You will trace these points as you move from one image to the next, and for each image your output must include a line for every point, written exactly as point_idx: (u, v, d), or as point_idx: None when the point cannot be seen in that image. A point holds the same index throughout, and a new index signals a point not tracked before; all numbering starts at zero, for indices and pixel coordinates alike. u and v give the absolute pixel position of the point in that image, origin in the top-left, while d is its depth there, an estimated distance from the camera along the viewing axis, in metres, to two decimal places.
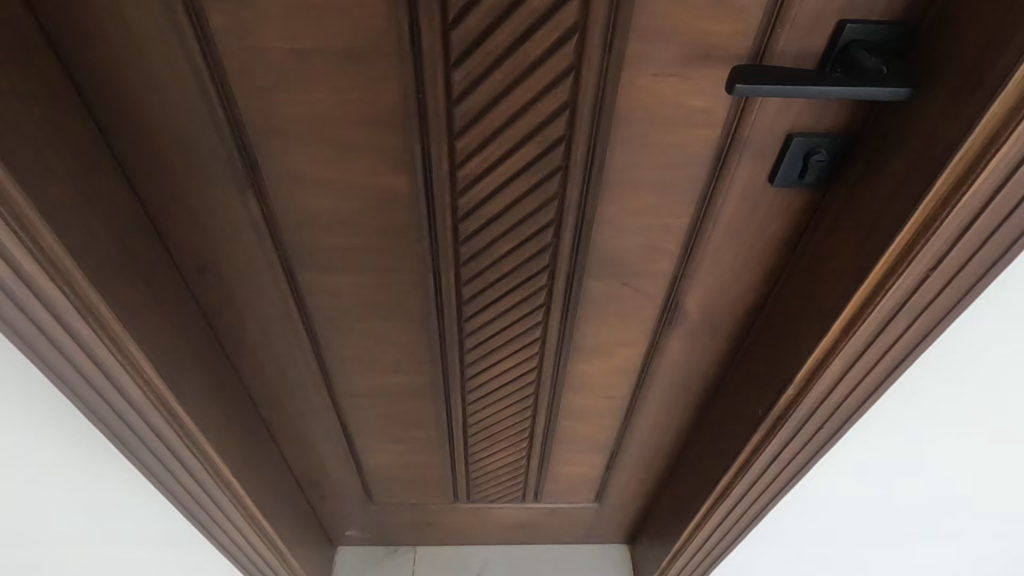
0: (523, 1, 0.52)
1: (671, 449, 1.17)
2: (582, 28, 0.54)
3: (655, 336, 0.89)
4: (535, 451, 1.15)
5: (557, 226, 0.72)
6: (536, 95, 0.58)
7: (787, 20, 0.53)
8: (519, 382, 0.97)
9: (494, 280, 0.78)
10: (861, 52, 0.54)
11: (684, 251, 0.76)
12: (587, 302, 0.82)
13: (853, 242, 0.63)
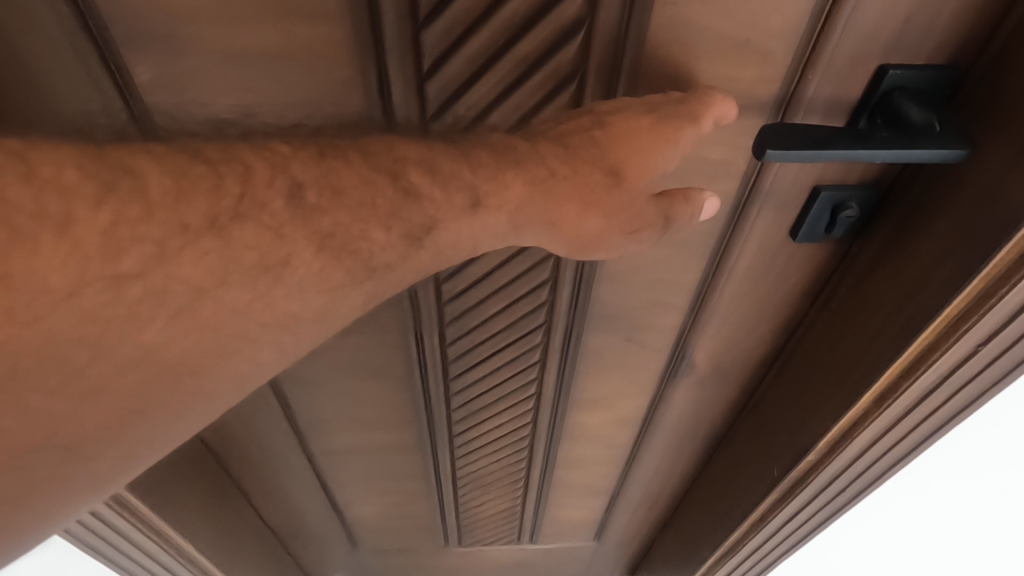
0: (510, 48, 0.44)
1: (675, 491, 1.10)
2: (581, 76, 0.46)
3: (660, 388, 0.82)
4: (530, 497, 1.08)
5: (552, 283, 0.64)
6: None
7: (820, 65, 0.46)
8: (513, 434, 0.90)
9: (485, 338, 0.71)
10: (906, 102, 0.46)
11: (694, 305, 0.69)
12: (586, 358, 0.75)
13: (886, 304, 0.56)
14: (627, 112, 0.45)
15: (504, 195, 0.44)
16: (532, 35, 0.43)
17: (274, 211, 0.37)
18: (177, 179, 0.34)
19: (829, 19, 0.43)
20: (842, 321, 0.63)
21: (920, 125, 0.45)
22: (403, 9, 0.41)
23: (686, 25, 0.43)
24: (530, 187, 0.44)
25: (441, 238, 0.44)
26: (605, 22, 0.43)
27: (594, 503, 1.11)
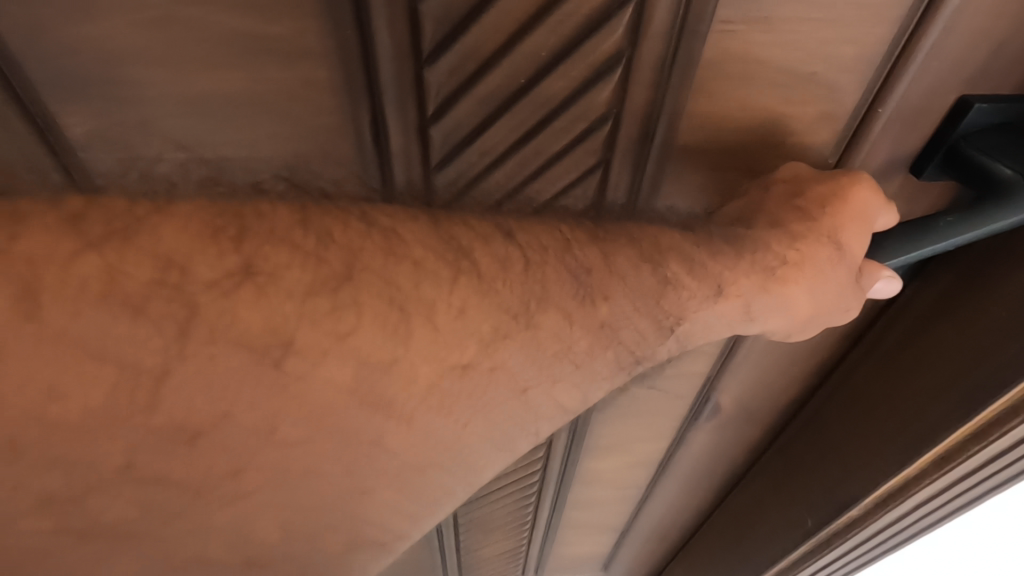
0: (535, 85, 0.36)
1: (688, 522, 1.04)
2: (616, 117, 0.39)
3: (681, 434, 0.76)
4: (536, 537, 1.01)
5: None
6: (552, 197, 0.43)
7: (891, 98, 0.38)
8: (520, 480, 0.83)
9: None
10: (980, 151, 0.40)
11: (722, 353, 0.61)
12: (603, 406, 0.68)
13: (948, 362, 0.51)
14: (809, 178, 0.38)
15: (742, 293, 0.36)
16: (561, 71, 0.36)
17: (568, 309, 0.31)
18: (483, 269, 0.29)
19: (907, 48, 0.36)
20: (890, 373, 0.58)
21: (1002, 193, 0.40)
22: (405, 45, 0.33)
23: (743, 58, 0.36)
24: (770, 291, 0.37)
25: (686, 332, 0.36)
26: (649, 57, 0.35)
27: (602, 540, 1.06)
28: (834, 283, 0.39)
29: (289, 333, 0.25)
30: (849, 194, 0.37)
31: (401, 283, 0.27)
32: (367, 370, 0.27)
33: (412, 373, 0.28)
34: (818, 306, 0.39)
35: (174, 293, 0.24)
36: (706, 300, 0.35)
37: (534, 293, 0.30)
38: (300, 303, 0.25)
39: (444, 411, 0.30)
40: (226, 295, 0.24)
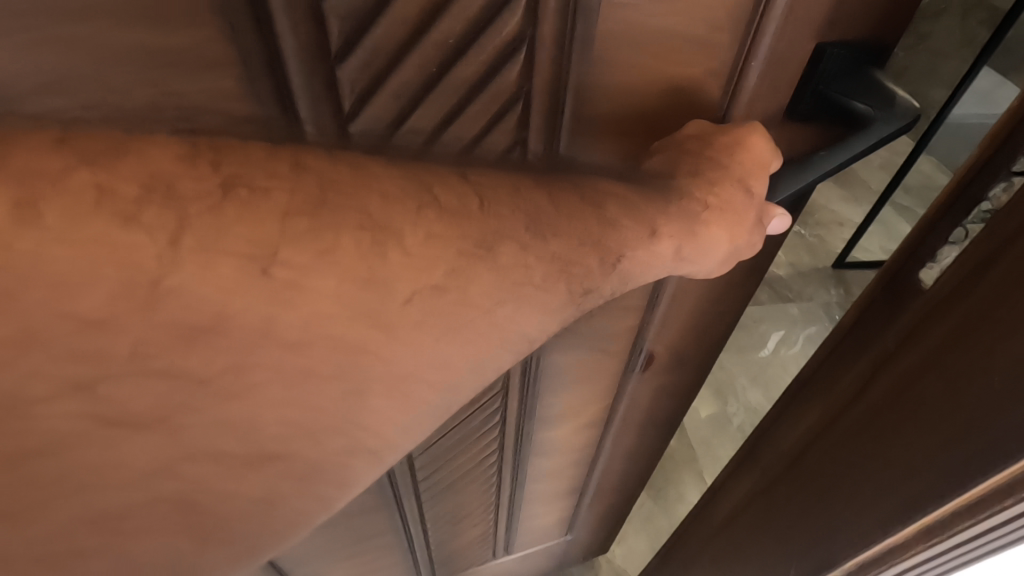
0: (445, 73, 0.37)
1: (640, 470, 1.11)
2: (525, 96, 0.41)
3: (620, 386, 0.80)
4: (503, 515, 1.04)
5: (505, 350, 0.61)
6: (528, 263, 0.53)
7: (761, 53, 0.43)
8: (479, 462, 0.84)
9: None
10: (842, 91, 0.46)
11: (647, 302, 0.65)
12: (547, 375, 0.70)
13: (939, 423, 0.46)
14: (712, 132, 0.43)
15: (676, 240, 0.40)
16: (469, 57, 0.37)
17: (524, 243, 0.31)
18: (445, 202, 0.29)
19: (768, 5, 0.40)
20: (883, 423, 0.53)
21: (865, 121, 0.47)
22: (312, 45, 0.32)
23: (633, 27, 0.39)
24: (698, 239, 0.41)
25: (627, 269, 0.38)
26: (548, 34, 0.38)
27: (563, 505, 1.09)
28: (747, 221, 0.43)
29: (273, 246, 0.25)
30: (748, 142, 0.43)
31: (372, 207, 0.27)
32: (353, 284, 0.27)
33: (390, 289, 0.28)
34: (739, 237, 0.43)
35: (162, 205, 0.23)
36: (644, 243, 0.38)
37: (497, 223, 0.31)
38: (280, 220, 0.25)
39: (425, 331, 0.30)
40: (212, 210, 0.24)
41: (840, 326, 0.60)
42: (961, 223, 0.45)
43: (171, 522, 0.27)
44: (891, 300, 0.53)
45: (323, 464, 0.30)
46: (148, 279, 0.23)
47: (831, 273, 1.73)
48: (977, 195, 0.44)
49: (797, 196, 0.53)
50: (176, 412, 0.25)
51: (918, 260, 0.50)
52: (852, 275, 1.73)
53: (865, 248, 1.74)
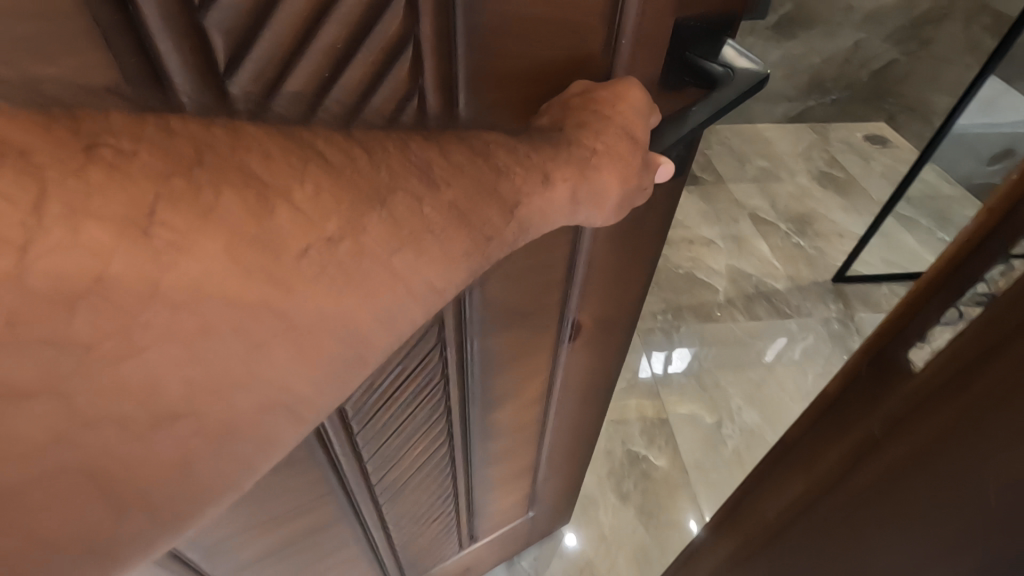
0: (349, 50, 0.35)
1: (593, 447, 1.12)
2: (428, 77, 0.40)
3: (555, 353, 0.83)
4: (464, 510, 1.01)
5: (433, 342, 0.62)
6: (472, 307, 0.62)
7: (630, 25, 0.44)
8: (430, 453, 0.83)
9: (383, 395, 0.63)
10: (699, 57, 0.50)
11: (568, 276, 0.69)
12: (480, 358, 0.72)
13: (972, 521, 0.39)
14: (593, 89, 0.44)
15: (569, 186, 0.41)
16: (373, 35, 0.35)
17: (417, 192, 0.30)
18: (336, 162, 0.27)
19: None
20: (884, 510, 0.46)
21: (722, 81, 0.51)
22: (191, 24, 0.29)
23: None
24: (588, 183, 0.42)
25: (525, 214, 0.38)
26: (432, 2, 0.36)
27: (522, 494, 1.08)
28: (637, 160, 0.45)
29: (149, 200, 0.22)
30: (627, 94, 0.44)
31: (258, 168, 0.25)
32: (238, 239, 0.24)
33: (278, 241, 0.25)
34: (630, 178, 0.45)
35: (17, 174, 0.20)
36: (538, 187, 0.38)
37: (387, 169, 0.29)
38: (154, 182, 0.22)
39: (329, 282, 0.27)
40: (76, 174, 0.21)
41: (824, 395, 0.52)
42: (954, 303, 0.38)
43: (95, 499, 0.24)
44: (879, 377, 0.45)
45: (239, 439, 0.27)
46: (11, 248, 0.20)
47: (825, 285, 1.50)
48: (975, 272, 0.37)
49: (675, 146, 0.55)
50: (67, 392, 0.22)
51: (908, 339, 0.43)
52: (849, 289, 1.49)
53: (868, 261, 1.50)
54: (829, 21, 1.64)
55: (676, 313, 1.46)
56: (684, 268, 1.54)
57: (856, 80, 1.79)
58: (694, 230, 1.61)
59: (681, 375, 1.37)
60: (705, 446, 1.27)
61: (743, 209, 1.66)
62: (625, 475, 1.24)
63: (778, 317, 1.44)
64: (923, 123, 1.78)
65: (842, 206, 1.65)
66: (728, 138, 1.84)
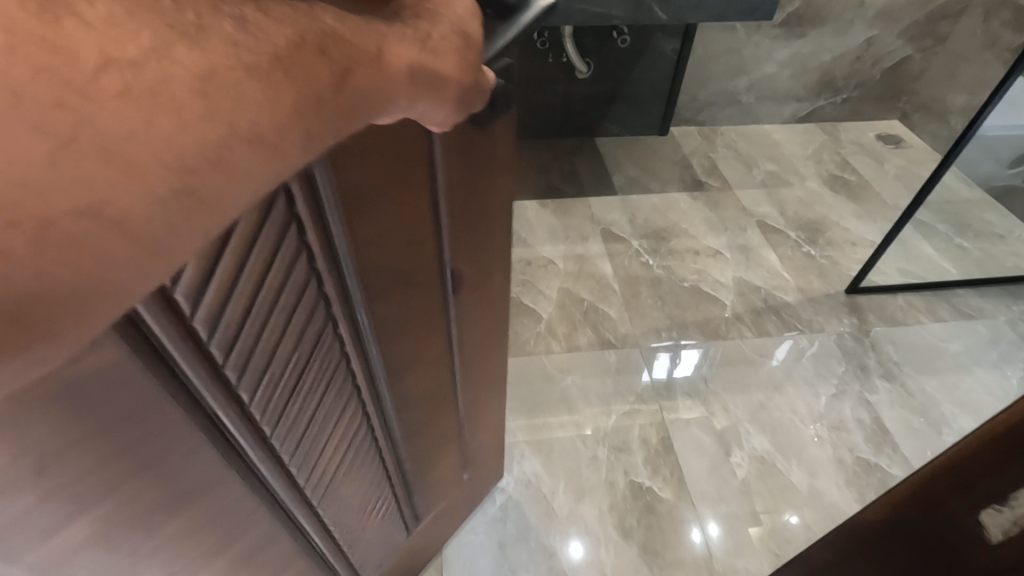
0: None
1: (593, 477, 0.96)
2: None
3: (447, 321, 0.56)
4: (406, 528, 0.75)
5: (327, 304, 0.40)
6: (390, 239, 0.41)
7: None
8: (366, 465, 0.57)
9: (265, 377, 0.37)
10: None
11: (489, 186, 0.49)
12: (393, 319, 0.47)
13: None
14: None
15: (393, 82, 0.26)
16: None
17: (237, 39, 0.19)
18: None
19: None
20: None
21: (519, 8, 0.40)
22: None
23: None
24: (414, 89, 0.27)
25: (369, 90, 0.24)
26: None
27: (448, 490, 0.80)
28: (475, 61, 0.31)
29: None
30: None
31: None
32: (16, 36, 0.15)
33: (72, 53, 0.15)
34: (468, 71, 0.31)
35: None
36: (375, 67, 0.24)
37: (199, 10, 0.18)
38: None
39: (135, 107, 0.17)
40: None
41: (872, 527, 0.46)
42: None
43: None
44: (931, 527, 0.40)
45: (76, 278, 0.16)
46: None
47: (839, 300, 1.27)
48: None
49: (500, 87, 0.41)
50: None
51: (982, 502, 0.37)
52: (864, 302, 1.27)
53: (882, 270, 1.31)
54: (840, 18, 1.57)
55: (681, 330, 1.18)
56: (690, 282, 1.29)
57: (867, 78, 1.72)
58: (697, 241, 1.38)
59: (683, 393, 1.08)
60: (715, 475, 0.97)
61: (752, 217, 1.48)
62: (629, 510, 0.92)
63: (789, 338, 1.18)
64: (938, 122, 1.71)
65: (856, 212, 1.51)
66: (734, 139, 1.74)
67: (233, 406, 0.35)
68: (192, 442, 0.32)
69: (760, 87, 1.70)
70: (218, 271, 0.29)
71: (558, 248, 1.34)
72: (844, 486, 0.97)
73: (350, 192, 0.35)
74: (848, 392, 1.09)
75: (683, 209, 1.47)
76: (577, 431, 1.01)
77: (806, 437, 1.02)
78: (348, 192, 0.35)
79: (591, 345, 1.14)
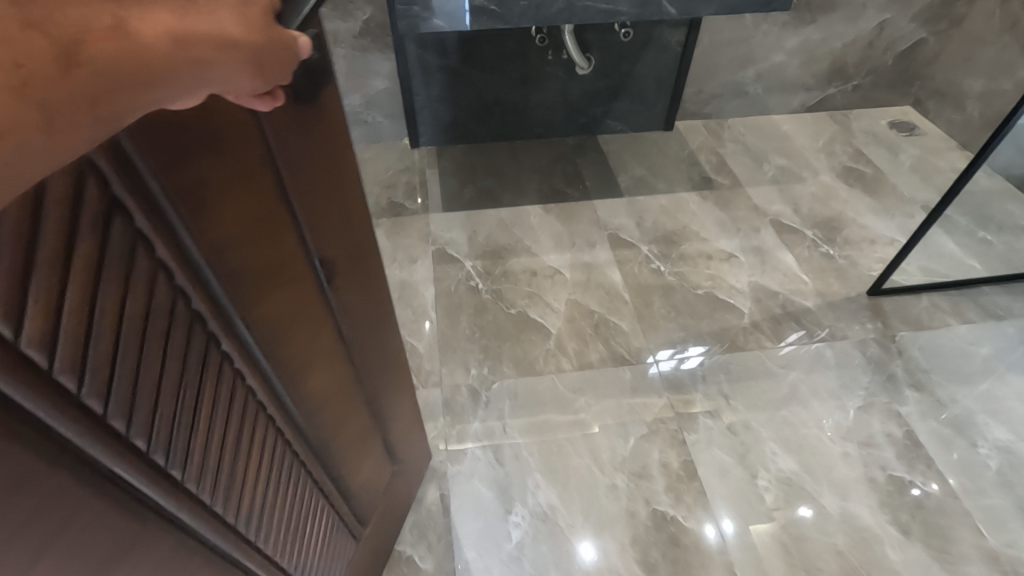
0: None
1: (614, 509, 0.91)
2: None
3: (340, 314, 0.53)
4: (355, 533, 0.72)
5: (202, 322, 0.37)
6: (254, 241, 0.38)
7: None
8: (293, 478, 0.54)
9: (154, 411, 0.34)
10: None
11: (344, 163, 0.46)
12: (285, 323, 0.45)
13: None
14: None
15: (168, 60, 0.22)
16: None
17: None
18: None
19: None
20: None
21: None
22: None
23: None
24: (196, 63, 0.24)
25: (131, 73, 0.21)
26: None
27: (380, 490, 0.76)
28: (268, 20, 0.28)
29: None
30: None
31: None
32: None
33: None
34: (263, 33, 0.27)
35: None
36: (123, 40, 0.20)
37: None
38: None
39: None
40: None
41: None
42: None
43: None
44: None
45: None
46: None
47: (860, 304, 1.21)
48: None
49: (316, 59, 0.38)
50: None
51: None
52: (888, 304, 1.22)
53: (904, 269, 1.25)
54: (852, 3, 1.50)
55: (699, 341, 1.13)
56: (704, 289, 1.23)
57: (879, 64, 1.65)
58: (710, 244, 1.32)
59: (705, 412, 1.02)
60: (741, 501, 0.92)
61: (765, 216, 1.42)
62: (652, 544, 0.87)
63: (812, 347, 1.13)
64: (954, 109, 1.64)
65: (873, 207, 1.45)
66: (741, 132, 1.67)
67: (129, 457, 0.32)
68: (93, 507, 0.30)
69: (767, 77, 1.63)
70: (64, 316, 0.26)
71: (564, 256, 1.28)
72: (877, 508, 0.91)
73: (196, 202, 0.32)
74: (875, 404, 1.04)
75: (693, 210, 1.41)
76: (592, 457, 0.96)
77: (833, 456, 0.97)
78: (193, 203, 0.32)
79: (604, 362, 1.09)
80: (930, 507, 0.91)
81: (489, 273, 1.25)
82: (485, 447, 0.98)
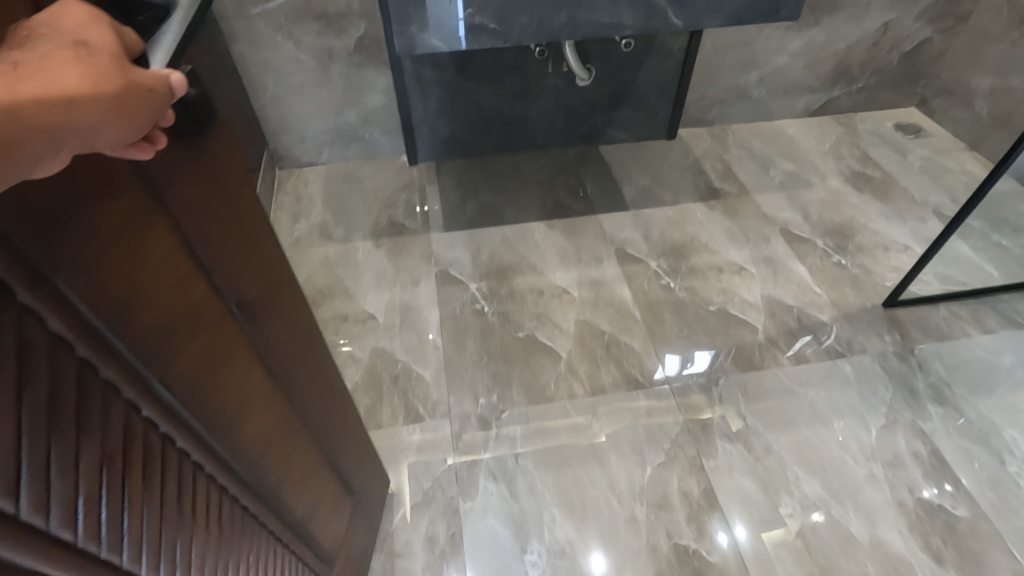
0: None
1: (634, 543, 0.87)
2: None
3: (260, 355, 0.50)
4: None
5: (116, 391, 0.33)
6: (153, 294, 0.34)
7: None
8: (245, 534, 0.50)
9: (80, 499, 0.30)
10: None
11: (237, 197, 0.43)
12: (205, 373, 0.41)
13: None
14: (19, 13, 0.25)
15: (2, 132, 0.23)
16: None
17: None
18: None
19: None
20: None
21: None
22: None
23: None
24: (33, 128, 0.24)
25: None
26: None
27: (341, 528, 0.73)
28: (121, 67, 0.28)
29: None
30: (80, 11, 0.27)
31: None
32: None
33: None
34: (117, 81, 0.27)
35: None
36: None
37: None
38: None
39: None
40: None
41: None
42: None
43: None
44: None
45: None
46: None
47: (876, 314, 1.18)
48: None
49: (192, 96, 0.36)
50: None
51: None
52: (904, 314, 1.19)
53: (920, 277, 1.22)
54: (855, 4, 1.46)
55: (715, 360, 1.09)
56: (716, 304, 1.19)
57: (884, 64, 1.62)
58: (720, 255, 1.29)
59: (725, 437, 0.98)
60: (767, 533, 0.88)
61: (774, 224, 1.38)
62: None
63: (828, 360, 1.10)
64: (962, 107, 1.60)
65: (883, 212, 1.41)
66: (745, 137, 1.64)
67: (58, 552, 0.28)
68: None
69: (771, 81, 1.60)
70: None
71: (570, 273, 1.25)
72: (908, 533, 0.88)
73: (81, 264, 0.29)
74: (898, 421, 1.01)
75: (700, 220, 1.38)
76: (610, 488, 0.93)
77: (858, 478, 0.94)
78: (74, 263, 0.28)
79: (616, 385, 1.05)
80: (961, 530, 0.88)
81: (494, 293, 1.21)
82: (498, 480, 0.94)
